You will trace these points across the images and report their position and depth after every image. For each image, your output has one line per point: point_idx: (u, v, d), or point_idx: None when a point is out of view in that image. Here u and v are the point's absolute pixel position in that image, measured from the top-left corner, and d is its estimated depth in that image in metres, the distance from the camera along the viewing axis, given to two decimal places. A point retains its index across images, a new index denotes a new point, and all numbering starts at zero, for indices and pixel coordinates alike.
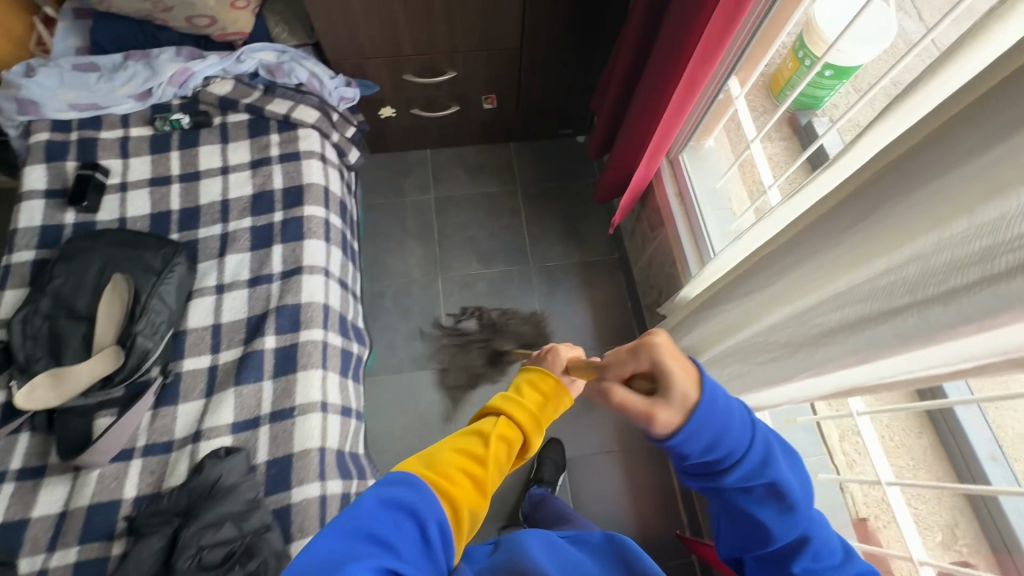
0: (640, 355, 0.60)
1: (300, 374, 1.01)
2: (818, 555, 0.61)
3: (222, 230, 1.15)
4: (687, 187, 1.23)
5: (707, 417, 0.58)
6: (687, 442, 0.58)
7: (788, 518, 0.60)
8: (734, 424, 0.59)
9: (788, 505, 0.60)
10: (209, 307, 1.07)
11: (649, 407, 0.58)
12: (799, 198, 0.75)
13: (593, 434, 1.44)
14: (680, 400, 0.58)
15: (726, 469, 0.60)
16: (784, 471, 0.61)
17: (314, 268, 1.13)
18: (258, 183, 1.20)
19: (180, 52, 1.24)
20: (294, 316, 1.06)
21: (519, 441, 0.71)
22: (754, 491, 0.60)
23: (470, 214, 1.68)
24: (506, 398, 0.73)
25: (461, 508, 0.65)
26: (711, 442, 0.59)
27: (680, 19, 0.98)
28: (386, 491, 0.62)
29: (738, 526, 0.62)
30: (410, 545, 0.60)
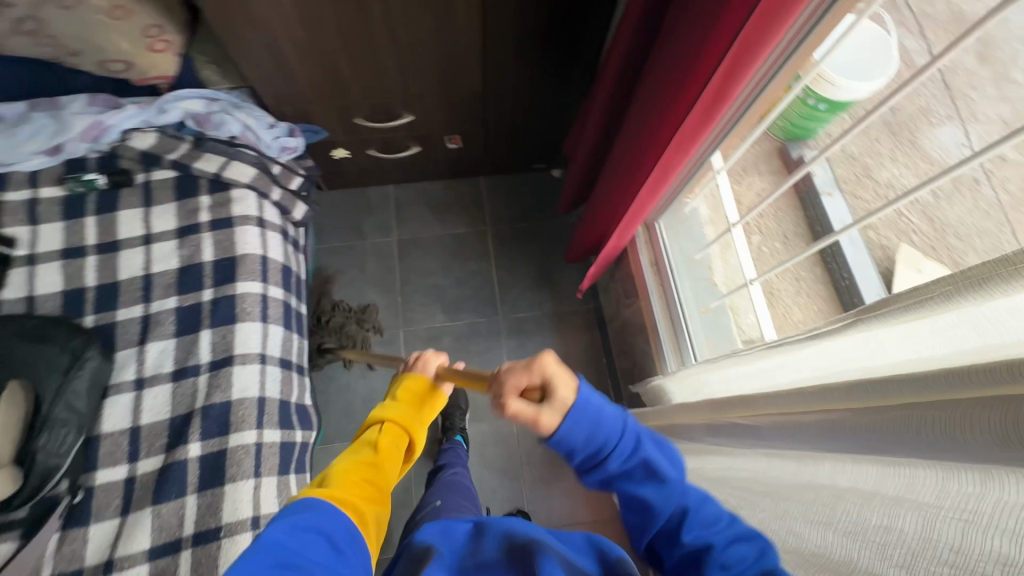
0: (535, 370, 0.61)
1: (227, 488, 0.91)
2: (707, 519, 0.57)
3: (143, 311, 1.03)
4: (663, 258, 1.15)
5: (581, 408, 0.60)
6: (570, 436, 0.59)
7: (665, 490, 0.59)
8: (605, 412, 0.60)
9: (661, 477, 0.59)
10: (127, 407, 0.96)
11: (533, 412, 0.59)
12: (784, 357, 0.63)
13: (563, 504, 1.36)
14: (561, 403, 0.59)
15: (605, 454, 0.60)
16: (658, 449, 0.61)
17: (247, 356, 1.01)
18: (186, 254, 1.07)
19: (93, 100, 1.09)
20: (222, 417, 0.95)
21: (405, 439, 0.88)
22: (635, 475, 0.60)
23: (435, 260, 1.56)
24: (388, 408, 0.89)
25: (364, 514, 0.74)
26: (592, 437, 0.59)
27: (649, 99, 0.85)
28: (292, 517, 0.64)
29: (633, 511, 0.61)
30: (323, 557, 0.62)
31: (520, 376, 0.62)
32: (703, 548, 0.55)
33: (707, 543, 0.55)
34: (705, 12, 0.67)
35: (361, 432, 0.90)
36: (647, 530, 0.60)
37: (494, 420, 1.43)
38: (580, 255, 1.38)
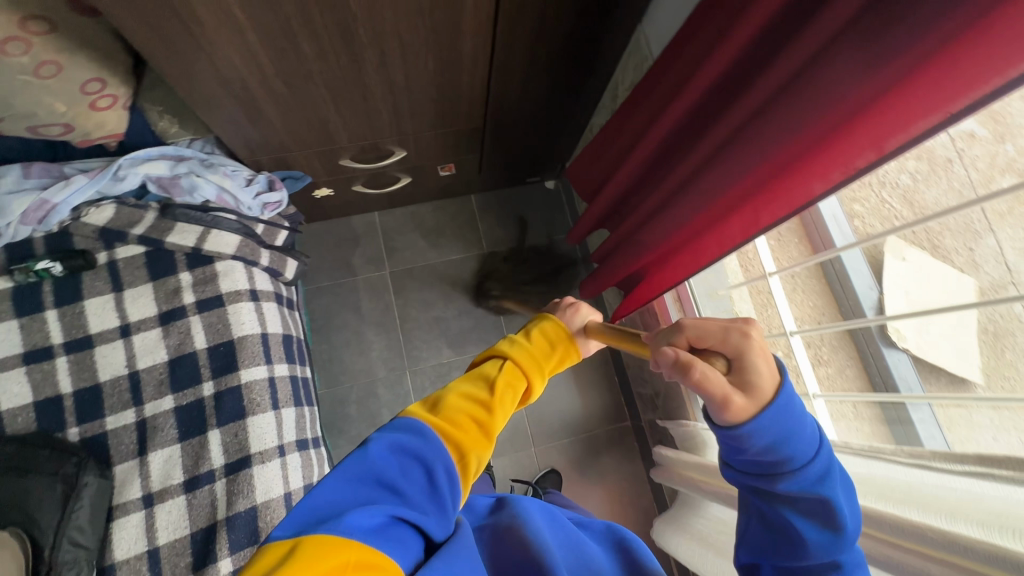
0: (731, 335, 0.50)
1: None
2: None
3: (137, 416, 0.91)
4: (685, 289, 1.17)
5: (784, 417, 0.49)
6: (760, 446, 0.49)
7: (833, 540, 0.50)
8: (806, 437, 0.50)
9: (836, 524, 0.50)
10: (139, 528, 0.87)
11: (726, 390, 0.48)
12: (879, 466, 0.64)
13: None
14: (760, 390, 0.49)
15: (788, 472, 0.50)
16: (841, 486, 0.52)
17: (266, 451, 0.93)
18: (174, 344, 0.95)
19: (29, 172, 0.92)
20: (250, 525, 0.88)
21: (523, 386, 0.65)
22: (800, 503, 0.51)
23: (434, 290, 1.48)
24: (512, 342, 0.67)
25: (467, 454, 0.58)
26: (784, 455, 0.50)
27: (702, 194, 0.73)
28: (394, 436, 0.56)
29: (773, 532, 0.53)
30: (418, 492, 0.55)
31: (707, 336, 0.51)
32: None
33: None
34: (804, 140, 0.55)
35: (478, 366, 0.69)
36: (772, 560, 0.53)
37: (513, 452, 1.41)
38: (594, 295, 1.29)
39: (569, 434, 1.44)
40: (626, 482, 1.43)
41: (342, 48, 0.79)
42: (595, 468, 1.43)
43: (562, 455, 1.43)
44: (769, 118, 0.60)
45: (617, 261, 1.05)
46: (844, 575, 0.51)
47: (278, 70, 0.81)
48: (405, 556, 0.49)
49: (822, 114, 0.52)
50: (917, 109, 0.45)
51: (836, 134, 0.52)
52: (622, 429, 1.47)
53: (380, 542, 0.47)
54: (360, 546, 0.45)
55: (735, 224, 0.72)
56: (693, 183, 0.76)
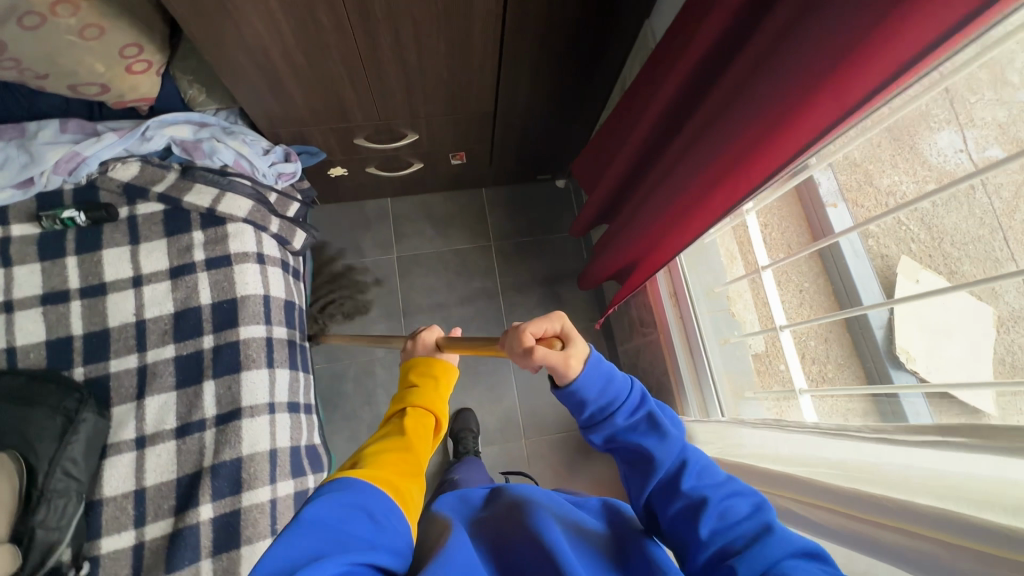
0: (554, 317, 0.61)
1: (244, 550, 0.87)
2: (705, 474, 0.56)
3: (138, 361, 0.96)
4: (682, 286, 1.14)
5: (598, 363, 0.61)
6: (591, 389, 0.60)
7: (667, 444, 0.58)
8: (615, 368, 0.62)
9: (662, 429, 0.59)
10: (129, 468, 0.90)
11: (564, 356, 0.59)
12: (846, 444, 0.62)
13: None
14: (580, 348, 0.60)
15: (612, 408, 0.60)
16: (660, 407, 0.62)
17: (257, 406, 0.96)
18: (181, 297, 0.99)
19: (65, 127, 0.99)
20: (233, 475, 0.91)
21: (431, 420, 0.77)
22: (638, 426, 0.60)
23: (438, 277, 1.50)
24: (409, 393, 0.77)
25: (405, 493, 0.63)
26: (605, 387, 0.60)
27: (682, 175, 0.76)
28: (325, 500, 0.55)
29: (634, 465, 0.60)
30: (367, 537, 0.53)
31: (541, 323, 0.61)
32: (701, 499, 0.54)
33: (704, 495, 0.54)
34: (768, 114, 0.58)
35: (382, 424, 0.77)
36: (645, 486, 0.58)
37: (503, 443, 1.41)
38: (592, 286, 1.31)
39: (562, 430, 1.44)
40: (616, 483, 1.41)
41: (359, 23, 0.84)
42: (585, 465, 1.42)
43: (553, 450, 1.42)
44: (738, 96, 0.63)
45: (608, 251, 1.08)
46: (687, 467, 0.57)
47: (299, 41, 0.86)
48: None
49: (783, 88, 0.55)
50: (867, 76, 0.48)
51: (795, 107, 0.55)
52: None
53: None
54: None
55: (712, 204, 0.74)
56: (675, 164, 0.79)
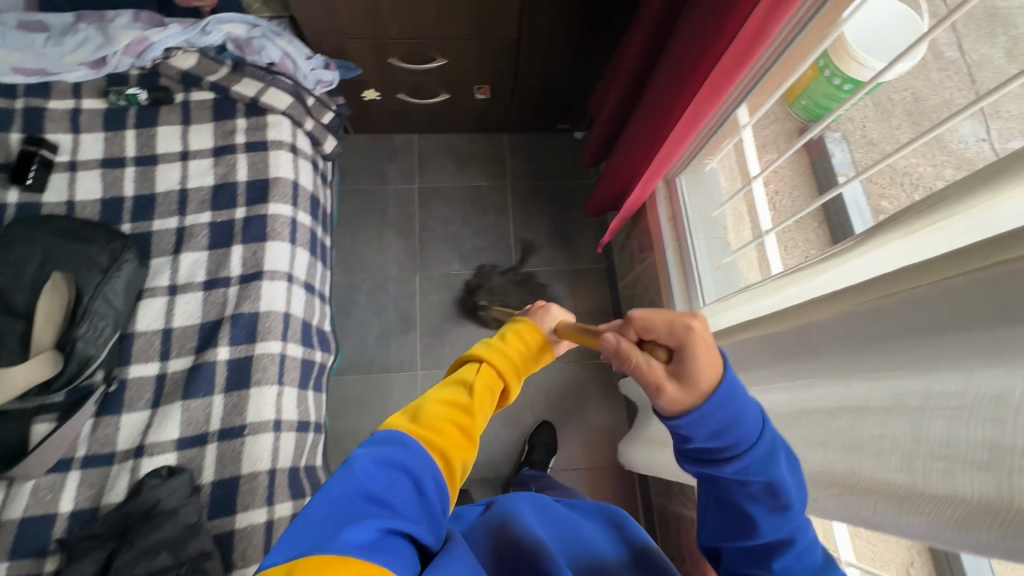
0: (674, 329, 0.49)
1: (252, 390, 0.96)
2: (802, 555, 0.52)
3: (178, 223, 1.07)
4: (681, 212, 1.18)
5: (727, 400, 0.48)
6: (703, 432, 0.48)
7: (785, 517, 0.51)
8: (749, 414, 0.49)
9: (786, 503, 0.51)
10: (160, 309, 1.00)
11: (660, 378, 0.49)
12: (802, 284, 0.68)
13: (561, 449, 1.42)
14: (702, 376, 0.48)
15: (732, 457, 0.50)
16: (791, 474, 0.51)
17: (277, 272, 1.05)
18: (221, 173, 1.10)
19: (138, 17, 1.12)
20: (250, 326, 1.00)
21: (500, 385, 0.71)
22: (752, 486, 0.51)
23: (454, 209, 1.59)
24: (487, 346, 0.73)
25: (453, 460, 0.62)
26: (726, 433, 0.49)
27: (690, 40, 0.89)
28: (375, 452, 0.58)
29: (729, 512, 0.53)
30: (405, 503, 0.56)
31: (650, 322, 0.51)
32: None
33: None
34: None
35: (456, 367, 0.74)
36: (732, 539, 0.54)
37: None
38: (601, 208, 1.43)
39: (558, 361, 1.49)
40: (605, 415, 1.47)
41: None
42: (578, 396, 1.47)
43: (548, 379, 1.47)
44: None
45: (618, 152, 1.22)
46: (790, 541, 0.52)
47: None
48: (404, 565, 0.50)
49: None
50: None
51: None
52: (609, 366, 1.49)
53: (378, 556, 0.48)
54: (357, 561, 0.46)
55: (703, 81, 0.88)
56: (683, 42, 0.92)
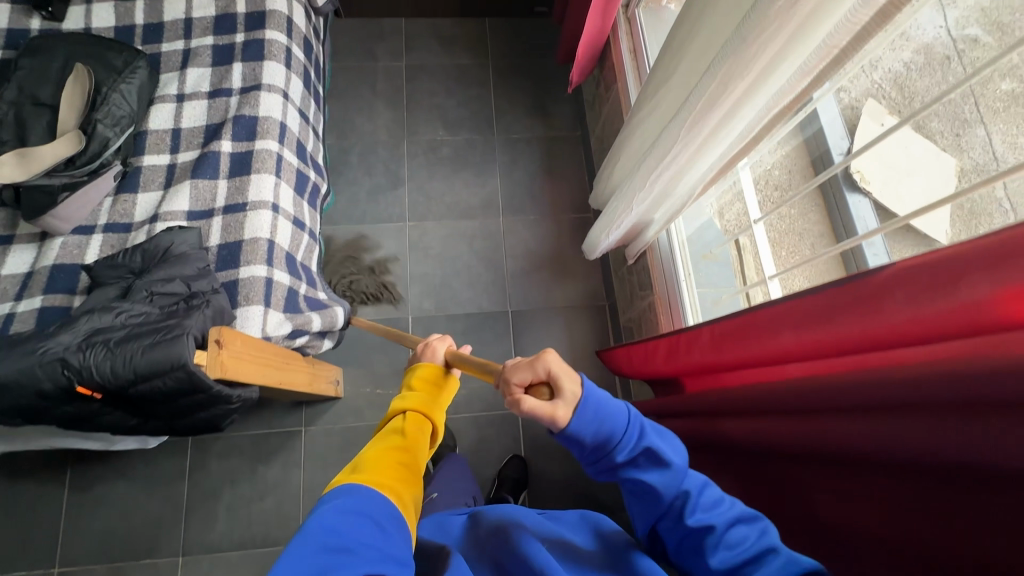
0: (538, 365, 0.55)
1: (253, 176, 1.08)
2: (708, 502, 0.56)
3: (185, 46, 1.19)
4: (641, 43, 1.28)
5: (593, 409, 0.54)
6: (581, 426, 0.54)
7: (672, 477, 0.56)
8: (608, 400, 0.56)
9: (667, 467, 0.56)
10: (169, 113, 1.12)
11: (550, 408, 0.53)
12: None
13: (539, 291, 1.53)
14: (572, 396, 0.54)
15: (611, 449, 0.55)
16: (660, 435, 0.58)
17: (273, 87, 1.16)
18: (221, 5, 1.21)
19: None
20: (250, 127, 1.12)
21: (429, 424, 0.74)
22: (637, 462, 0.57)
23: (440, 83, 1.70)
24: (406, 396, 0.75)
25: (406, 499, 0.60)
26: (596, 423, 0.54)
27: None
28: (328, 505, 0.53)
29: (636, 494, 0.59)
30: (369, 549, 0.49)
31: (521, 373, 0.56)
32: (708, 533, 0.54)
33: (711, 525, 0.55)
34: None
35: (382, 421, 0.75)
36: (656, 516, 0.58)
37: (484, 218, 1.58)
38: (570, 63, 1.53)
39: (538, 215, 1.60)
40: (581, 262, 1.57)
41: None
42: (557, 246, 1.57)
43: (527, 230, 1.58)
44: None
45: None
46: (694, 501, 0.56)
47: None
48: None
49: None
50: None
51: None
52: (585, 219, 1.61)
53: None
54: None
55: None
56: None
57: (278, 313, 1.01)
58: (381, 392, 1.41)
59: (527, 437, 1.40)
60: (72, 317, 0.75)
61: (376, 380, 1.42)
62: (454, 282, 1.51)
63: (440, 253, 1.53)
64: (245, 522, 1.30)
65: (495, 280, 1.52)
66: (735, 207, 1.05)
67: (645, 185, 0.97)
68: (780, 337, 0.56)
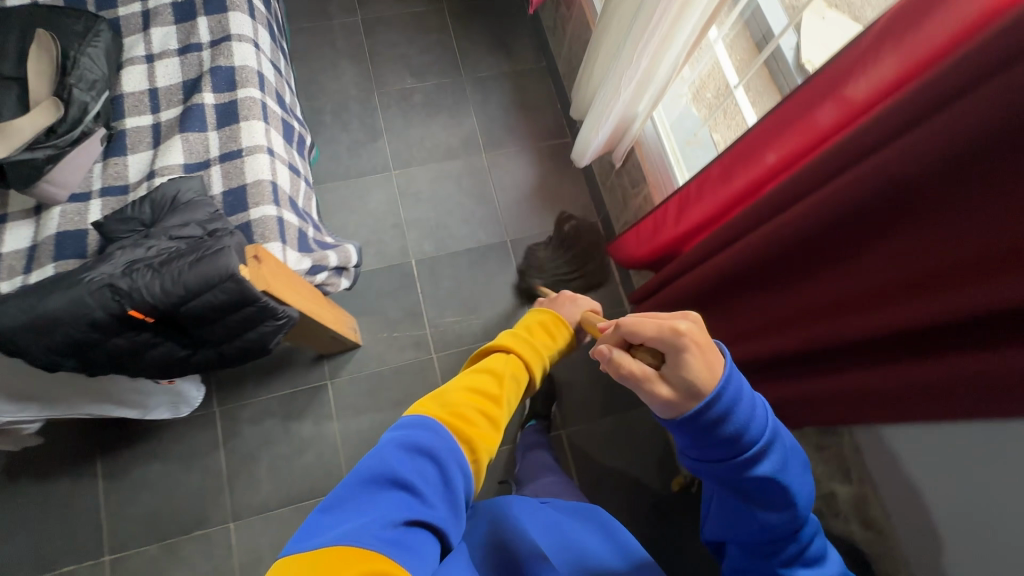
0: (668, 336, 0.57)
1: (242, 124, 1.07)
2: (812, 553, 0.62)
3: (142, 8, 1.15)
4: None
5: (736, 416, 0.56)
6: (709, 433, 0.56)
7: (790, 516, 0.60)
8: (756, 426, 0.57)
9: (789, 504, 0.60)
10: (143, 74, 1.10)
11: (637, 377, 0.58)
12: None
13: (532, 218, 1.58)
14: (694, 382, 0.56)
15: (751, 469, 0.58)
16: (793, 472, 0.60)
17: (242, 37, 1.13)
18: None
19: None
20: (229, 77, 1.10)
21: (526, 376, 0.77)
22: (765, 486, 0.59)
23: (399, 33, 1.70)
24: (512, 336, 0.80)
25: (476, 447, 0.67)
26: (741, 443, 0.57)
27: None
28: (405, 435, 0.63)
29: (738, 513, 0.64)
30: (434, 493, 0.61)
31: (647, 331, 0.58)
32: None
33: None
34: None
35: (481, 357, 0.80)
36: (746, 540, 0.65)
37: (467, 156, 1.60)
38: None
39: (518, 146, 1.63)
40: (568, 184, 1.62)
41: None
42: (541, 172, 1.62)
43: (510, 162, 1.62)
44: None
45: None
46: (803, 549, 0.61)
47: None
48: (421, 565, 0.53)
49: None
50: None
51: None
52: (563, 144, 1.66)
53: (396, 551, 0.52)
54: (379, 556, 0.50)
55: None
56: None
57: (294, 251, 1.02)
58: (398, 334, 1.44)
59: None
60: (105, 255, 0.76)
61: (391, 324, 1.44)
62: (449, 221, 1.54)
63: (430, 195, 1.56)
64: (289, 478, 1.32)
65: (489, 213, 1.56)
66: (711, 86, 1.11)
67: (630, 64, 1.02)
68: (760, 162, 0.75)
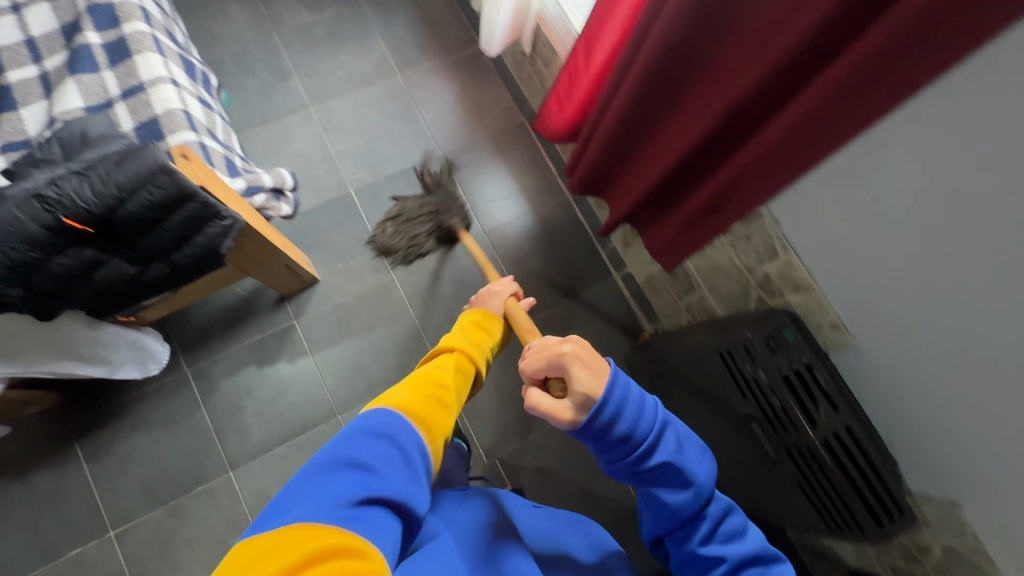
0: (552, 364, 0.68)
1: (137, 58, 1.02)
2: (728, 532, 0.68)
3: None
4: None
5: (624, 409, 0.64)
6: (607, 424, 0.64)
7: (694, 496, 0.67)
8: (645, 416, 0.65)
9: (692, 485, 0.67)
10: (11, 25, 1.01)
11: (552, 406, 0.65)
12: None
13: (461, 129, 1.60)
14: (579, 396, 0.65)
15: (642, 458, 0.66)
16: (689, 457, 0.68)
17: None
18: None
19: None
20: (110, 13, 1.03)
21: (472, 368, 0.83)
22: (664, 476, 0.67)
23: None
24: (457, 336, 0.86)
25: (435, 430, 0.70)
26: (635, 428, 0.65)
27: None
28: (366, 422, 0.64)
29: (654, 507, 0.70)
30: (393, 470, 0.62)
31: (539, 369, 0.70)
32: (717, 557, 0.67)
33: (721, 554, 0.67)
34: None
35: (428, 358, 0.84)
36: (667, 531, 0.70)
37: (383, 81, 1.59)
38: None
39: (432, 62, 1.63)
40: (488, 90, 1.64)
41: None
42: (460, 84, 1.63)
43: (427, 78, 1.62)
44: None
45: None
46: (716, 526, 0.68)
47: None
48: (382, 540, 0.54)
49: None
50: None
51: None
52: (476, 52, 1.67)
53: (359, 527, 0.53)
54: (338, 530, 0.52)
55: None
56: None
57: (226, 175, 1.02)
58: (355, 263, 1.46)
59: (502, 251, 1.53)
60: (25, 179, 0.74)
61: (346, 256, 1.46)
62: (379, 146, 1.55)
63: (355, 125, 1.55)
64: (278, 419, 1.34)
65: (418, 133, 1.57)
66: None
67: None
68: None
